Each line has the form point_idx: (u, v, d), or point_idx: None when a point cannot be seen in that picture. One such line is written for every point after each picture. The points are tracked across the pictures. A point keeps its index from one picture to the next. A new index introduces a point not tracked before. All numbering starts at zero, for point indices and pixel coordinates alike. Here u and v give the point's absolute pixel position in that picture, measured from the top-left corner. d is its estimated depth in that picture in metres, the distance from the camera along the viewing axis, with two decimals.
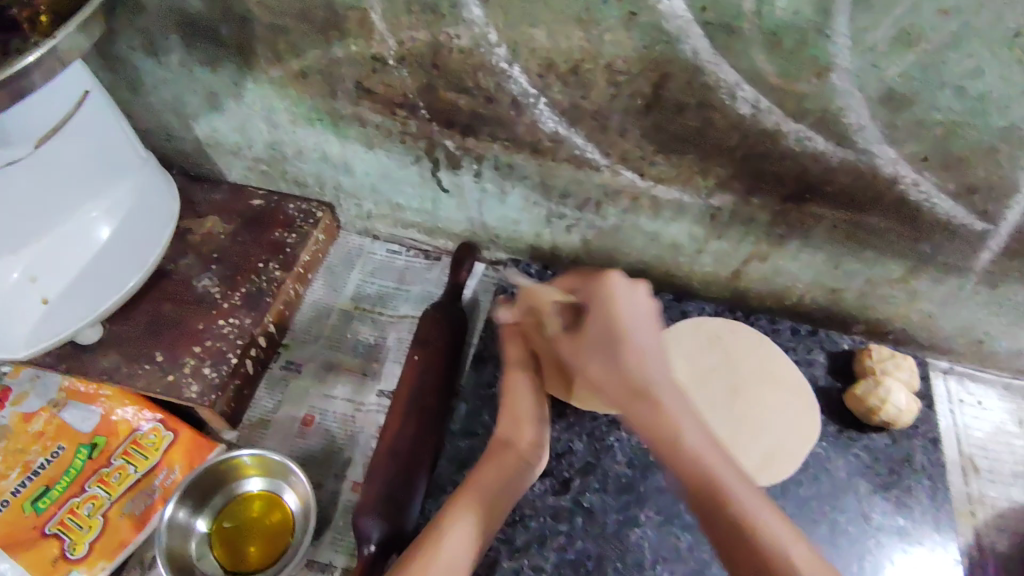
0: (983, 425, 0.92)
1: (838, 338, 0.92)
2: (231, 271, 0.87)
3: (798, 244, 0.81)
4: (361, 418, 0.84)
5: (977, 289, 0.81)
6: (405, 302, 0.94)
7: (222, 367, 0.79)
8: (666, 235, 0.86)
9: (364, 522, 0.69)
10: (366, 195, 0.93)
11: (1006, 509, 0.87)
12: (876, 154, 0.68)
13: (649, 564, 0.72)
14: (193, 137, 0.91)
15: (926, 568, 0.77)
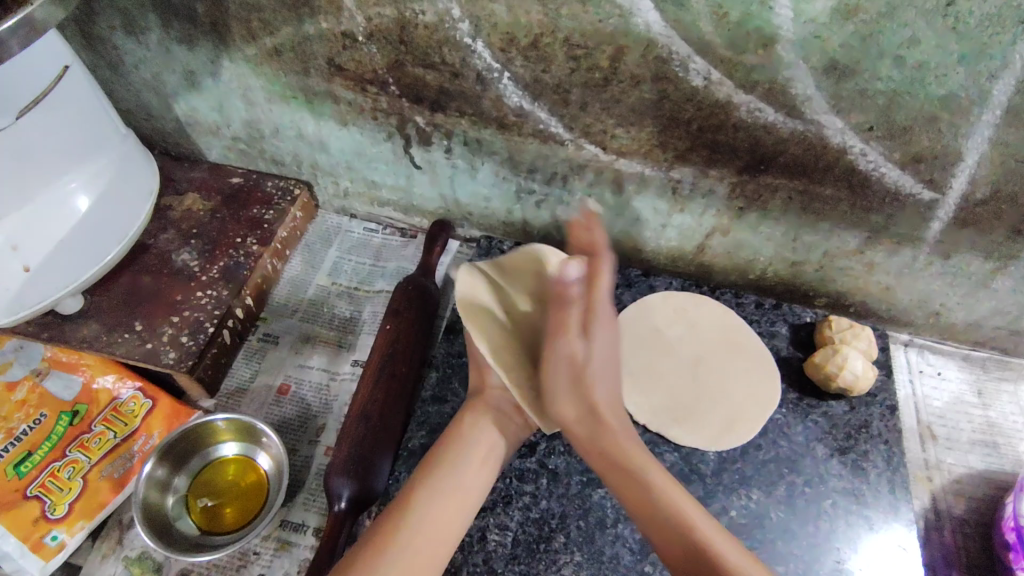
0: (941, 395, 0.95)
1: (801, 311, 0.95)
2: (210, 246, 0.89)
3: (757, 216, 0.84)
4: (335, 387, 0.86)
5: (931, 259, 0.84)
6: (381, 277, 0.97)
7: (199, 335, 0.82)
8: (632, 210, 0.88)
9: (334, 481, 0.72)
10: (342, 173, 0.96)
11: (963, 475, 0.89)
12: (824, 124, 0.71)
13: (611, 522, 0.74)
14: (174, 116, 0.94)
15: (884, 554, 0.77)
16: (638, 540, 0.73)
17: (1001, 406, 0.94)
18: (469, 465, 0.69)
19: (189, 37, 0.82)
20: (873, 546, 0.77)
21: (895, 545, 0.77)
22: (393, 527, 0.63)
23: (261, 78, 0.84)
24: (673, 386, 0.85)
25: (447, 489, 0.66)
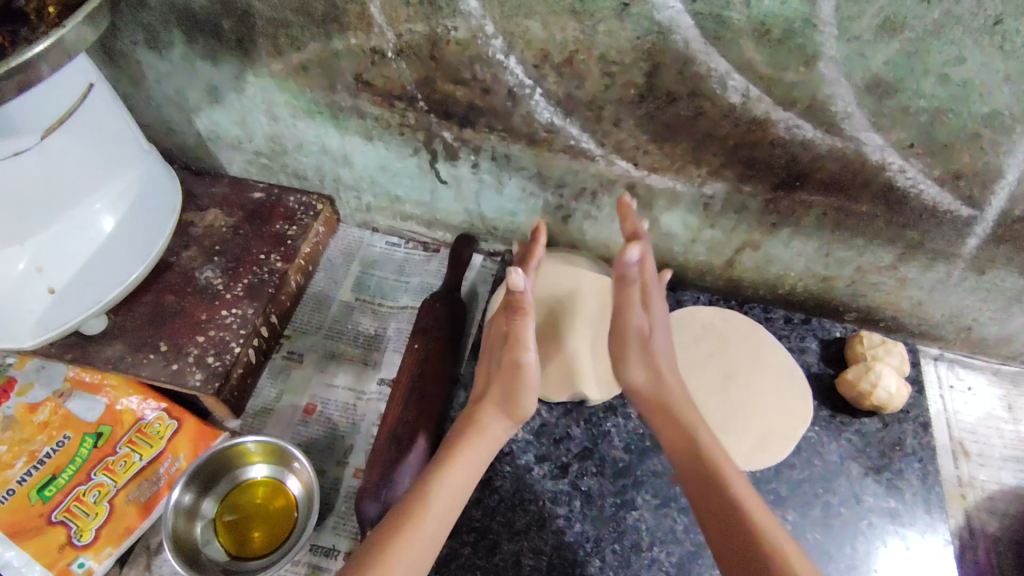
0: (973, 411, 0.94)
1: (830, 327, 0.95)
2: (233, 263, 0.88)
3: (789, 232, 0.83)
4: (362, 406, 0.85)
5: (966, 275, 0.83)
6: (405, 292, 0.95)
7: (225, 356, 0.80)
8: (662, 225, 0.87)
9: (366, 505, 0.71)
10: (366, 188, 0.94)
11: (996, 492, 0.88)
12: (863, 141, 0.70)
13: (647, 546, 0.74)
14: (195, 131, 0.93)
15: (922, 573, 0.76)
16: (674, 564, 0.73)
17: None
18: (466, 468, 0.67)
19: (213, 52, 0.81)
20: (912, 566, 0.76)
21: (935, 567, 0.76)
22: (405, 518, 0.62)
23: (286, 93, 0.83)
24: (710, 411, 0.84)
25: (449, 489, 0.65)
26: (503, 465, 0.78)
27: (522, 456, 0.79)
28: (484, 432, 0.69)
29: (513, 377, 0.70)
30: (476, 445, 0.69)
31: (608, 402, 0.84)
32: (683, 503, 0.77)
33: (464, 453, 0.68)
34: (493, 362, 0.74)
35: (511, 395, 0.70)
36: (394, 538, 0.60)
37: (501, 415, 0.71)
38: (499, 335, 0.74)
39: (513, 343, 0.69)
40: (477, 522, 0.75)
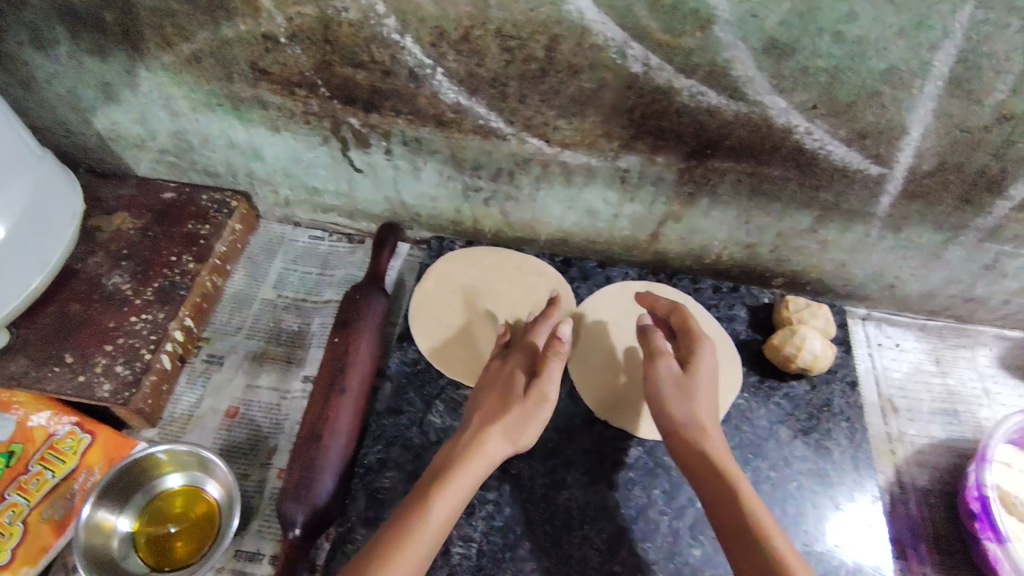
0: (901, 366, 0.95)
1: (759, 293, 0.94)
2: (142, 267, 0.85)
3: (708, 201, 0.83)
4: (286, 405, 0.83)
5: (883, 234, 0.84)
6: (329, 286, 0.93)
7: (135, 364, 0.77)
8: (582, 202, 0.86)
9: (287, 506, 0.68)
10: (281, 181, 0.92)
11: (926, 446, 0.89)
12: (768, 104, 0.69)
13: (577, 524, 0.73)
14: (95, 131, 0.89)
15: (848, 528, 0.77)
16: (605, 540, 0.73)
17: (959, 372, 0.96)
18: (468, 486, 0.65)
19: (100, 48, 0.77)
20: (838, 523, 0.77)
21: (861, 522, 0.77)
22: (396, 535, 0.60)
23: (182, 86, 0.79)
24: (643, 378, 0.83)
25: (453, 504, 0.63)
26: (430, 454, 0.76)
27: None
28: (487, 448, 0.67)
29: (531, 409, 0.72)
30: (478, 466, 0.66)
31: None
32: (613, 479, 0.77)
33: (465, 473, 0.65)
34: (503, 383, 0.74)
35: (524, 423, 0.71)
36: (386, 555, 0.58)
37: (505, 442, 0.69)
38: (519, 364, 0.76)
39: (538, 377, 0.74)
40: None
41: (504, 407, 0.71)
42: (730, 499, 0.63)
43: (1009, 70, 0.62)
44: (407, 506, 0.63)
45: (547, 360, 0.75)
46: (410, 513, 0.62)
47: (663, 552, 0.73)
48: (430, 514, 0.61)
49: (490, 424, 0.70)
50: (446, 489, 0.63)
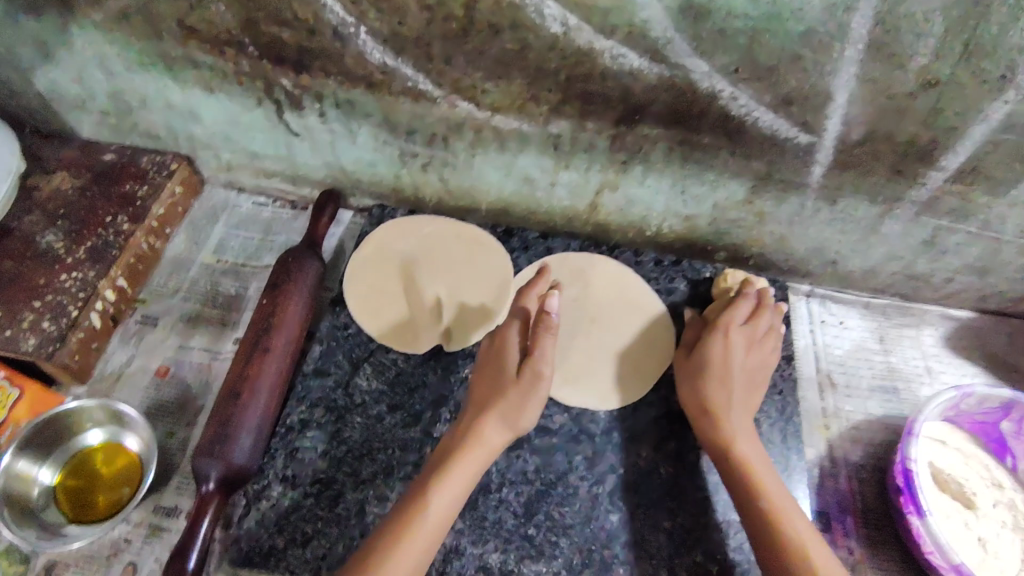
0: (843, 343, 0.95)
1: (701, 267, 0.94)
2: (77, 226, 0.85)
3: (641, 169, 0.82)
4: (216, 366, 0.83)
5: (819, 205, 0.83)
6: (269, 252, 0.93)
7: (62, 320, 0.78)
8: (519, 169, 0.85)
9: (200, 462, 0.68)
10: (221, 145, 0.92)
11: (861, 422, 0.88)
12: (690, 67, 0.68)
13: (495, 487, 0.73)
14: (35, 92, 0.89)
15: None
16: (522, 503, 0.73)
17: (902, 351, 0.95)
18: (471, 470, 0.67)
19: (31, 4, 0.77)
20: None
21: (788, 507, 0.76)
22: (404, 521, 0.61)
23: (113, 44, 0.79)
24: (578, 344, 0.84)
25: (458, 490, 0.65)
26: (352, 416, 0.77)
27: (374, 406, 0.77)
28: (485, 436, 0.68)
29: (527, 389, 0.71)
30: (475, 455, 0.67)
31: (469, 350, 0.82)
32: (536, 444, 0.77)
33: (466, 462, 0.67)
34: (495, 362, 0.73)
35: (522, 404, 0.71)
36: (395, 543, 0.60)
37: (502, 428, 0.70)
38: (510, 337, 0.75)
39: (531, 355, 0.72)
40: (321, 473, 0.72)
41: (501, 389, 0.71)
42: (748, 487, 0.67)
43: (928, 32, 0.61)
44: (409, 494, 0.65)
45: (539, 335, 0.73)
46: (414, 501, 0.63)
47: (578, 517, 0.72)
48: (432, 502, 0.63)
49: (486, 411, 0.70)
50: (448, 476, 0.65)
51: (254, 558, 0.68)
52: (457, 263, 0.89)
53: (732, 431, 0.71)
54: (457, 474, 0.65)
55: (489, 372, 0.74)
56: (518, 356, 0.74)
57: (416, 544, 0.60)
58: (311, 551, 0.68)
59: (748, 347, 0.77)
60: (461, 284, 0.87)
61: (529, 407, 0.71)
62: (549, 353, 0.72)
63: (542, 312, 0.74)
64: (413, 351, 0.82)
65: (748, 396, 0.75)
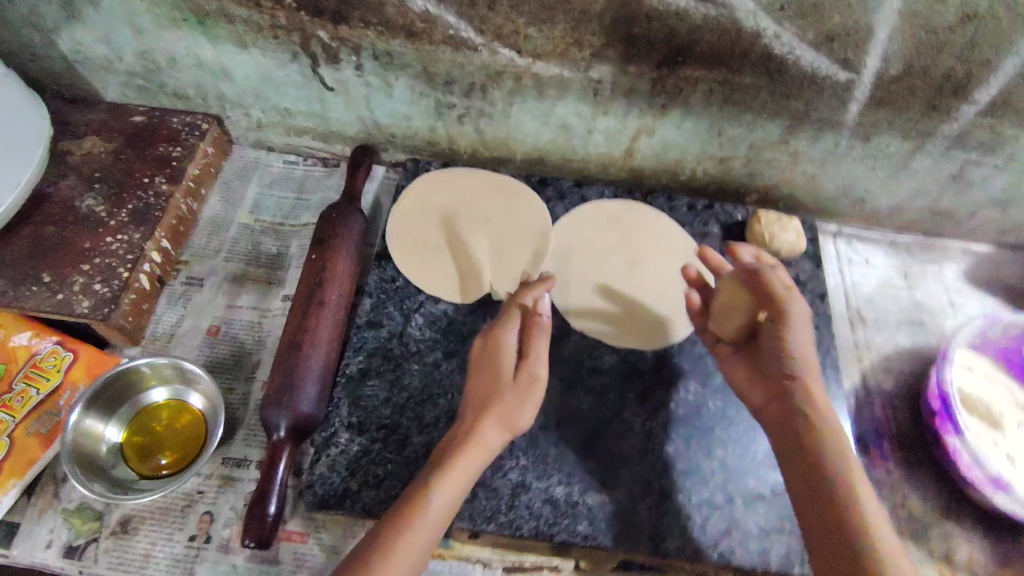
0: (870, 280, 0.98)
1: (733, 211, 0.95)
2: (115, 189, 0.84)
3: (680, 113, 0.83)
4: (267, 323, 0.84)
5: (852, 143, 0.85)
6: (307, 209, 0.93)
7: (113, 282, 0.78)
8: (557, 117, 0.86)
9: (270, 413, 0.70)
10: (252, 103, 0.91)
11: (891, 353, 0.92)
12: (736, 6, 0.69)
13: (554, 425, 0.76)
14: (59, 54, 0.87)
15: None
16: (582, 440, 0.75)
17: (926, 285, 0.98)
18: (464, 477, 0.64)
19: None
20: None
21: None
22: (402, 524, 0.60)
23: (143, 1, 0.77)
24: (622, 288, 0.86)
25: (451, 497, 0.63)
26: (410, 364, 0.78)
27: (429, 353, 0.79)
28: (481, 438, 0.66)
29: (523, 391, 0.70)
30: (469, 460, 0.65)
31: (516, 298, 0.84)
32: (589, 384, 0.79)
33: (463, 464, 0.65)
34: (491, 362, 0.72)
35: (519, 406, 0.70)
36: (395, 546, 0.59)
37: (499, 428, 0.68)
38: (504, 338, 0.73)
39: (525, 359, 0.72)
40: (386, 419, 0.75)
41: (497, 390, 0.70)
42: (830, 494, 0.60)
43: None
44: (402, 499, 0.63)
45: (533, 338, 0.73)
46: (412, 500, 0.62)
47: (635, 450, 0.75)
48: (430, 499, 0.62)
49: (483, 411, 0.69)
50: (445, 477, 0.63)
51: (330, 501, 0.70)
52: (495, 214, 0.90)
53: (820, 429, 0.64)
54: (451, 480, 0.63)
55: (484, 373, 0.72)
56: (513, 356, 0.73)
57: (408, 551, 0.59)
58: (384, 492, 0.70)
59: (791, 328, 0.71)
60: (501, 234, 0.88)
61: (523, 411, 0.70)
62: (543, 355, 0.73)
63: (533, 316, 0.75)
64: (461, 301, 0.84)
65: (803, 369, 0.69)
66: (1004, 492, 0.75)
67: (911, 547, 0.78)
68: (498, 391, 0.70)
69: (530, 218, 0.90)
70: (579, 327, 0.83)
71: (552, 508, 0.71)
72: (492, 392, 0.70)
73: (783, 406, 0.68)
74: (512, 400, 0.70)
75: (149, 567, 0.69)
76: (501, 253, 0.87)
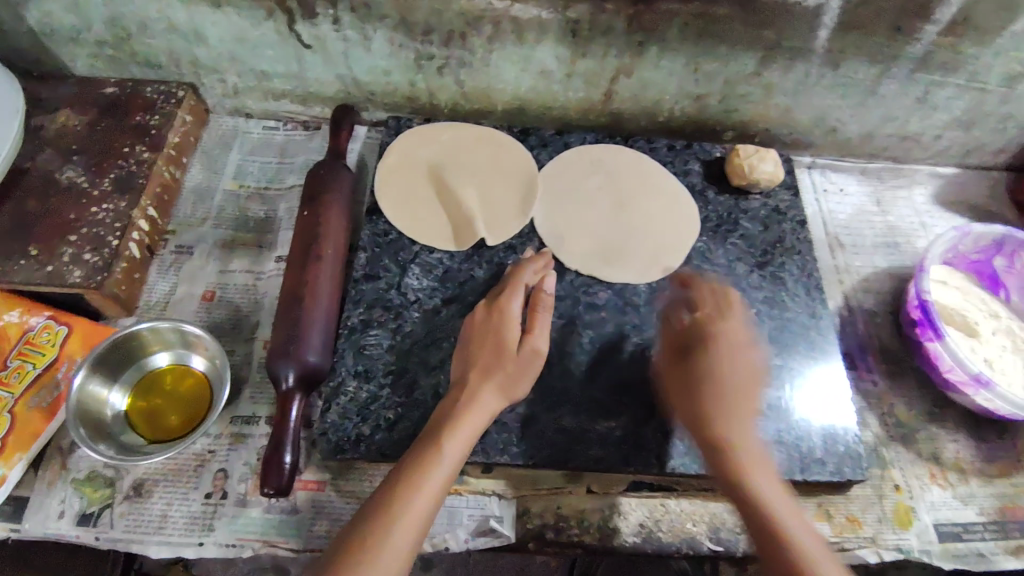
0: (845, 208, 1.01)
1: (711, 148, 0.98)
2: (96, 160, 0.83)
3: (657, 50, 0.85)
4: (262, 285, 0.84)
5: (823, 71, 0.88)
6: (291, 173, 0.93)
7: (104, 250, 0.77)
8: (536, 62, 0.87)
9: (278, 365, 0.70)
10: (228, 67, 0.90)
11: (870, 274, 0.96)
12: None
13: (558, 359, 0.78)
14: (24, 26, 0.85)
15: (827, 373, 0.81)
16: (585, 371, 0.77)
17: (898, 210, 1.02)
18: (468, 440, 0.66)
19: None
20: (814, 369, 0.81)
21: (830, 368, 0.81)
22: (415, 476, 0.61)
23: None
24: (611, 227, 0.88)
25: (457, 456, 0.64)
26: (410, 312, 0.79)
27: (429, 301, 0.80)
28: (481, 400, 0.68)
29: (524, 362, 0.73)
30: (474, 417, 0.67)
31: (509, 243, 0.85)
32: (586, 319, 0.81)
33: (467, 425, 0.66)
34: (495, 329, 0.74)
35: (518, 375, 0.72)
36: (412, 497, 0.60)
37: (500, 393, 0.70)
38: (510, 306, 0.75)
39: (529, 332, 0.74)
40: (392, 365, 0.76)
41: (500, 357, 0.72)
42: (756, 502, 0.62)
43: None
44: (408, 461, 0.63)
45: (537, 313, 0.76)
46: (424, 453, 0.63)
47: (638, 376, 0.78)
48: (442, 454, 0.63)
49: (486, 376, 0.70)
50: (454, 433, 0.65)
51: (344, 446, 0.71)
52: (481, 165, 0.91)
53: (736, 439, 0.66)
54: (457, 440, 0.65)
55: (485, 341, 0.73)
56: (518, 328, 0.75)
57: (419, 512, 0.60)
58: (397, 434, 0.72)
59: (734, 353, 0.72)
60: (489, 183, 0.89)
61: (521, 382, 0.72)
62: (545, 330, 0.75)
63: (538, 292, 0.77)
64: (455, 249, 0.84)
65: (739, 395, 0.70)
66: (985, 389, 0.79)
67: (901, 451, 0.82)
68: (501, 360, 0.72)
69: (516, 166, 0.91)
70: (572, 266, 0.85)
71: (563, 436, 0.73)
72: (497, 357, 0.72)
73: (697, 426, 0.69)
74: (514, 368, 0.72)
75: (167, 527, 0.69)
76: (490, 201, 0.88)
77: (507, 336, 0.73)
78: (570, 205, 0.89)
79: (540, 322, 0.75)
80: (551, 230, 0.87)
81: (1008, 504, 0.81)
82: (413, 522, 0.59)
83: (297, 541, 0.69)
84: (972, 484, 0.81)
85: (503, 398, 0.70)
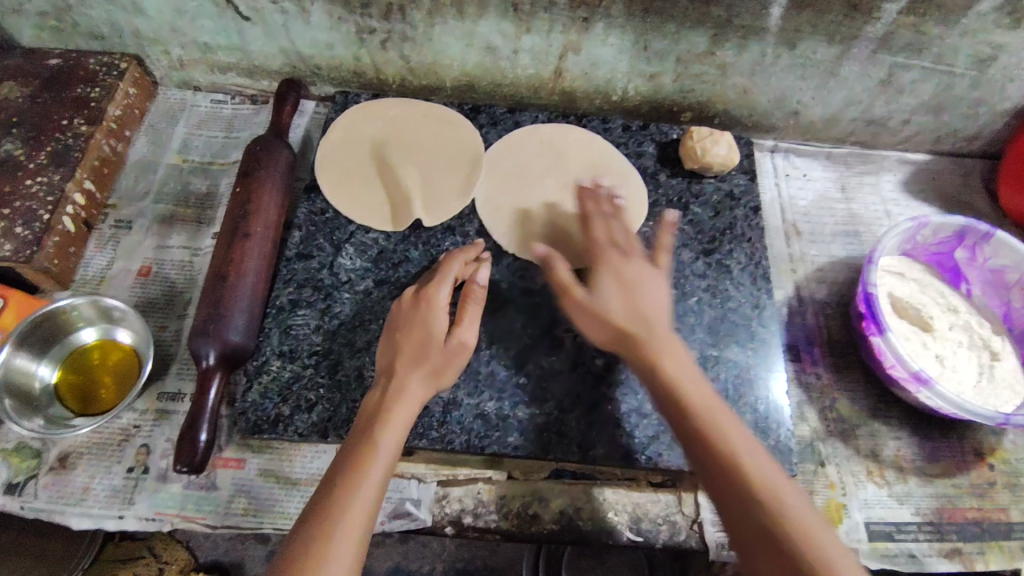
0: (806, 195, 0.98)
1: (667, 130, 0.94)
2: (33, 132, 0.83)
3: (603, 26, 0.82)
4: (199, 262, 0.84)
5: (779, 51, 0.84)
6: (236, 148, 0.92)
7: (35, 224, 0.77)
8: (480, 37, 0.85)
9: (197, 344, 0.70)
10: (170, 39, 0.88)
11: (826, 264, 0.93)
12: None
13: (486, 344, 0.77)
14: None
15: (766, 367, 0.79)
16: (512, 357, 0.76)
17: (863, 198, 0.99)
18: (401, 434, 0.64)
19: None
20: (751, 362, 0.79)
21: (767, 361, 0.79)
22: (349, 485, 0.59)
23: None
24: (554, 210, 0.85)
25: (390, 453, 0.63)
26: (340, 293, 0.79)
27: (361, 282, 0.79)
28: (408, 392, 0.66)
29: (451, 354, 0.70)
30: (404, 408, 0.65)
31: (446, 223, 0.84)
32: (520, 304, 0.80)
33: (397, 417, 0.65)
34: (423, 319, 0.71)
35: (445, 365, 0.70)
36: (350, 497, 0.58)
37: (426, 383, 0.68)
38: (438, 297, 0.72)
39: (458, 324, 0.72)
40: (317, 346, 0.75)
41: (426, 349, 0.69)
42: (690, 413, 0.58)
43: None
44: (341, 462, 0.62)
45: (467, 305, 0.73)
46: (357, 454, 0.62)
47: (566, 363, 0.76)
48: (378, 449, 0.62)
49: (413, 367, 0.68)
50: (384, 433, 0.63)
51: (262, 425, 0.71)
52: (425, 143, 0.88)
53: (659, 348, 0.62)
54: (390, 435, 0.63)
55: (410, 329, 0.70)
56: (447, 319, 0.72)
57: (354, 527, 0.57)
58: (316, 415, 0.72)
59: (642, 276, 0.68)
60: (431, 163, 0.87)
61: (446, 376, 0.70)
62: (473, 322, 0.73)
63: (469, 284, 0.75)
64: (391, 230, 0.83)
65: (661, 314, 0.66)
66: (925, 387, 0.76)
67: (839, 447, 0.81)
68: (427, 353, 0.69)
69: (462, 145, 0.89)
70: (509, 250, 0.82)
71: (483, 422, 0.73)
72: (426, 348, 0.69)
73: (622, 340, 0.64)
74: (442, 360, 0.69)
75: (88, 499, 0.71)
76: (432, 182, 0.86)
77: (435, 325, 0.71)
78: (514, 186, 0.86)
79: (470, 318, 0.73)
80: (492, 213, 0.84)
81: (946, 504, 0.79)
82: (357, 524, 0.57)
83: (213, 518, 0.71)
84: (910, 483, 0.80)
85: (430, 390, 0.69)
